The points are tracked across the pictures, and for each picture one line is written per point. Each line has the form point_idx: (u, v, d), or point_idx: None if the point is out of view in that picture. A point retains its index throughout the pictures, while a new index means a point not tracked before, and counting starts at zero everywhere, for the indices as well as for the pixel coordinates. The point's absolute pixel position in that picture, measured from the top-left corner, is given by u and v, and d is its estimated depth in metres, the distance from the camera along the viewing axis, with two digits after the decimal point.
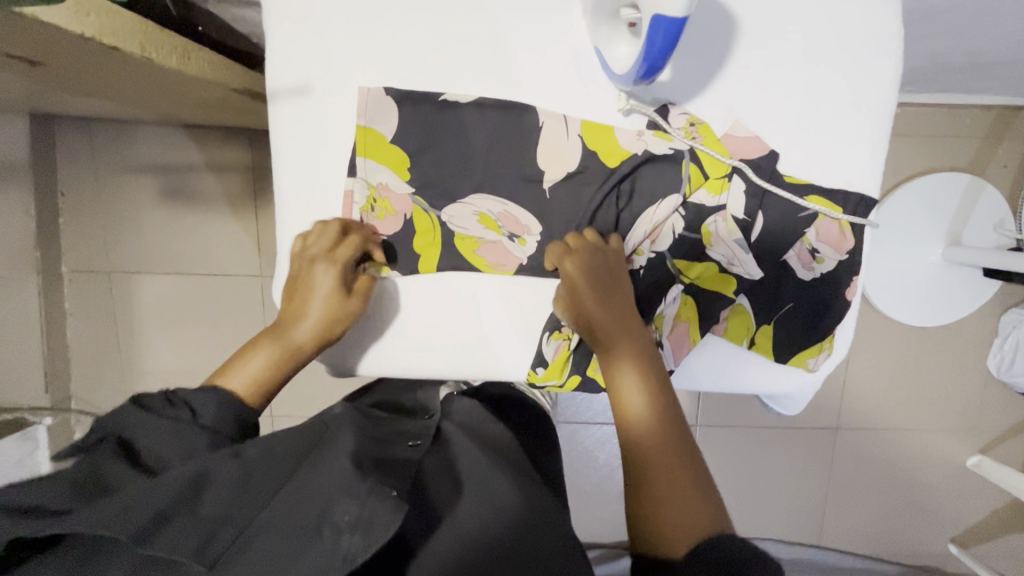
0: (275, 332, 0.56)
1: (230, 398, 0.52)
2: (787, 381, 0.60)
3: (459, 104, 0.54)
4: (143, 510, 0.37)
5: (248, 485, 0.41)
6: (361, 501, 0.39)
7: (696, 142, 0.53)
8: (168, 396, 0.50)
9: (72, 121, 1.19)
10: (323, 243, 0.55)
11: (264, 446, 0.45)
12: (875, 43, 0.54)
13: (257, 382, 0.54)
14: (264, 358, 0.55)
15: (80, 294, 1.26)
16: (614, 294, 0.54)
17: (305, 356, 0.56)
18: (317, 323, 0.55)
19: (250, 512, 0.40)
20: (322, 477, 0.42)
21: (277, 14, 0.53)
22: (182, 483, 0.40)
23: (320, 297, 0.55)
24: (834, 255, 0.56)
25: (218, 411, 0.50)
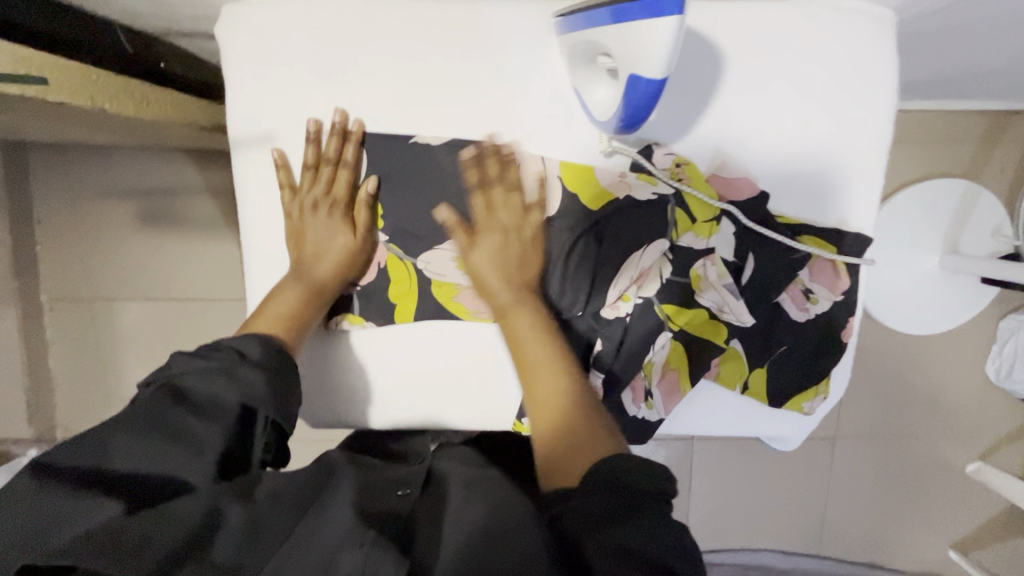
0: (297, 270, 0.53)
1: (271, 339, 0.49)
2: (782, 425, 0.58)
3: (431, 147, 0.51)
4: (157, 548, 0.35)
5: (257, 535, 0.38)
6: (367, 551, 0.36)
7: (681, 185, 0.51)
8: (214, 342, 0.47)
9: (46, 147, 1.16)
10: (326, 175, 0.52)
11: (273, 491, 0.42)
12: (870, 77, 0.51)
13: (289, 319, 0.51)
14: (291, 300, 0.52)
15: (61, 322, 1.24)
16: (522, 273, 0.52)
17: (334, 288, 0.54)
18: (340, 250, 0.53)
19: (256, 562, 0.37)
20: (328, 528, 0.39)
21: (237, 60, 0.50)
22: (192, 523, 0.37)
23: (335, 225, 0.53)
24: (829, 296, 0.55)
25: (264, 350, 0.48)
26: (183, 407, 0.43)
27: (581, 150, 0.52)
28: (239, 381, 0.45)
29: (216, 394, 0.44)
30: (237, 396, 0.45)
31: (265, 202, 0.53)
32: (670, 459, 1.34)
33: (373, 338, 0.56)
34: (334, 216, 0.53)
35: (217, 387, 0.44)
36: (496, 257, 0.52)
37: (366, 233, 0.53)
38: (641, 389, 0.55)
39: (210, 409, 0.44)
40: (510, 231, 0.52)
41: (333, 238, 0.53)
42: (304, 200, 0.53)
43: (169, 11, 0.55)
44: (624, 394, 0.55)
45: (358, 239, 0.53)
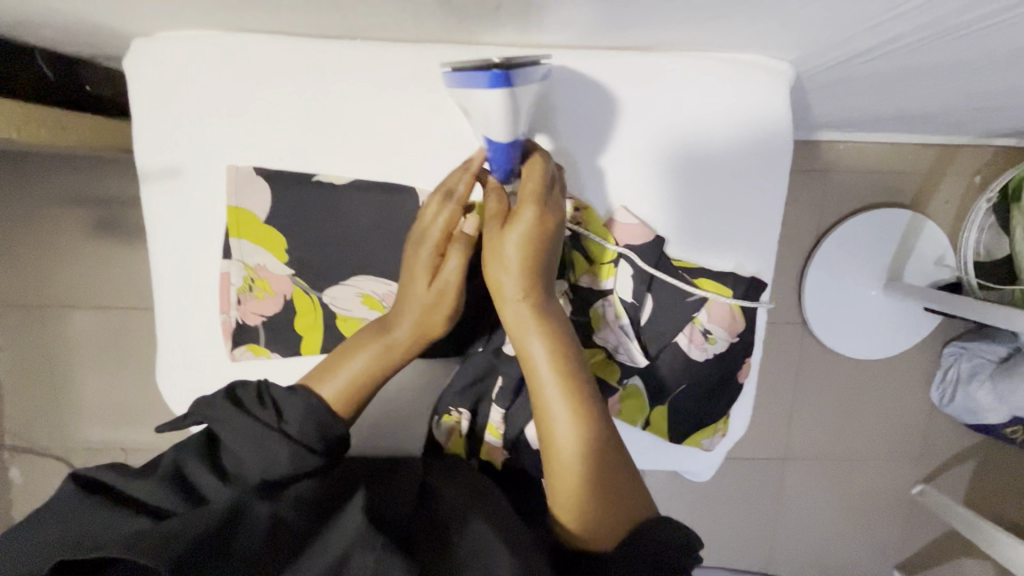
0: (381, 324, 0.51)
1: (324, 410, 0.48)
2: (683, 459, 0.60)
3: (334, 185, 0.52)
4: (183, 538, 0.35)
5: (274, 540, 0.38)
6: (377, 558, 0.37)
7: (578, 230, 0.52)
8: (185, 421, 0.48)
9: (2, 155, 1.17)
10: (437, 212, 0.49)
11: (295, 500, 0.43)
12: (765, 128, 0.53)
13: (355, 389, 0.50)
14: (362, 362, 0.50)
15: (15, 328, 1.24)
16: (539, 285, 0.49)
17: (404, 355, 0.52)
18: (419, 305, 0.50)
19: (276, 562, 0.37)
20: (341, 530, 0.39)
21: (143, 94, 0.51)
22: (216, 518, 0.38)
23: (429, 266, 0.50)
24: (726, 336, 0.56)
25: (303, 421, 0.46)
26: (208, 461, 0.44)
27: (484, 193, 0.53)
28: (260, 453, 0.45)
29: (245, 455, 0.44)
30: (262, 462, 0.44)
31: (168, 231, 0.53)
32: None
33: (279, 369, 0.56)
34: (425, 255, 0.50)
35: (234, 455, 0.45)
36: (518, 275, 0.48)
37: (451, 282, 0.50)
38: None
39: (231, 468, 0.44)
40: (536, 239, 0.48)
41: (414, 292, 0.50)
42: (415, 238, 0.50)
43: (85, 39, 0.55)
44: (527, 429, 0.56)
45: (435, 295, 0.50)
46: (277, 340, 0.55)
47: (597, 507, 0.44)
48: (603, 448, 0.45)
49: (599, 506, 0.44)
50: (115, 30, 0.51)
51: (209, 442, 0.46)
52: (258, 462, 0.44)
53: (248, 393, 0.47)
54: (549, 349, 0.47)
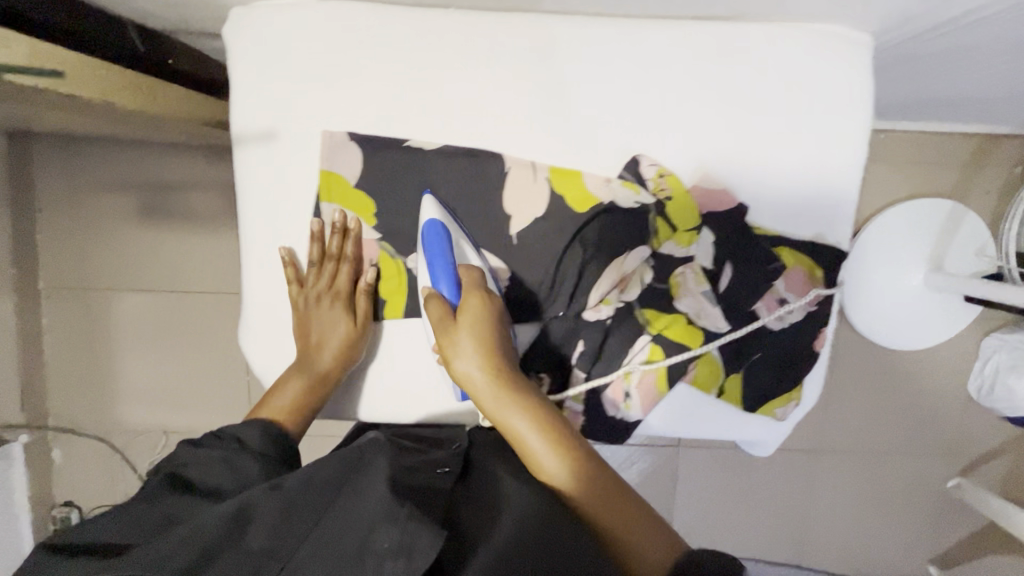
0: (301, 362, 0.57)
1: (275, 427, 0.55)
2: (757, 429, 0.60)
3: (424, 150, 0.53)
4: (189, 547, 0.37)
5: (287, 521, 0.39)
6: (401, 528, 0.37)
7: (662, 197, 0.53)
8: (216, 432, 0.53)
9: (51, 137, 1.18)
10: (318, 275, 0.57)
11: (304, 475, 0.43)
12: (849, 98, 0.54)
13: (296, 410, 0.57)
14: (297, 391, 0.57)
15: (59, 311, 1.24)
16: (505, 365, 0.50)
17: (336, 378, 0.57)
18: (335, 342, 0.57)
19: (291, 548, 0.38)
20: (364, 503, 0.39)
21: (243, 59, 0.53)
22: (224, 519, 0.39)
23: (336, 315, 0.57)
24: (804, 305, 0.56)
25: (258, 440, 0.53)
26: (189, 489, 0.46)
27: (569, 158, 0.54)
28: (240, 471, 0.49)
29: (217, 480, 0.47)
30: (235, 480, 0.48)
31: (261, 194, 0.55)
32: (655, 465, 1.35)
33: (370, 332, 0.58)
34: (331, 303, 0.57)
35: (218, 475, 0.48)
36: (481, 356, 0.50)
37: (366, 323, 0.58)
38: (621, 391, 0.57)
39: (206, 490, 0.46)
40: (482, 324, 0.51)
41: (334, 328, 0.57)
42: (309, 293, 0.57)
43: (179, 11, 0.57)
44: (604, 395, 0.57)
45: (356, 329, 0.57)
46: (366, 303, 0.58)
47: (623, 531, 0.44)
48: (599, 481, 0.46)
49: (625, 530, 0.44)
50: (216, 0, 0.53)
51: (183, 472, 0.48)
52: (229, 482, 0.47)
53: (204, 436, 0.52)
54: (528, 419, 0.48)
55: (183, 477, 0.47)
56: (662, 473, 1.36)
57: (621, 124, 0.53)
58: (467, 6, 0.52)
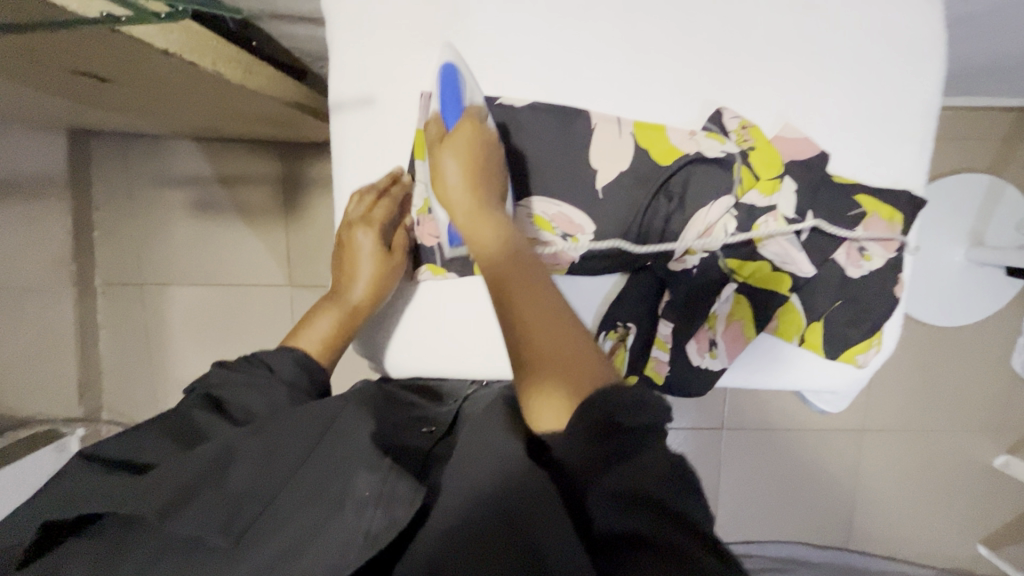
0: (337, 296, 0.62)
1: (305, 358, 0.59)
2: (836, 376, 0.62)
3: (515, 108, 0.56)
4: (172, 485, 0.39)
5: (271, 462, 0.42)
6: (381, 479, 0.39)
7: (746, 147, 0.55)
8: (249, 356, 0.58)
9: (109, 137, 1.22)
10: (361, 203, 0.59)
11: (276, 432, 0.44)
12: (922, 48, 0.56)
13: (324, 344, 0.61)
14: (328, 324, 0.61)
15: (115, 306, 1.28)
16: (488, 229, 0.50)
17: (366, 309, 0.61)
18: (368, 269, 0.59)
19: (274, 488, 0.41)
20: (346, 454, 0.42)
21: (341, 29, 0.56)
22: (207, 459, 0.41)
23: (369, 243, 0.59)
24: (883, 253, 0.58)
25: (292, 368, 0.58)
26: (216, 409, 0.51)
27: (653, 116, 0.56)
28: (266, 392, 0.54)
29: (245, 399, 0.53)
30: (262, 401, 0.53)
31: (358, 156, 0.59)
32: (699, 449, 1.35)
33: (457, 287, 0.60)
34: (367, 234, 0.59)
35: (246, 397, 0.53)
36: (461, 173, 0.51)
37: (399, 256, 0.61)
38: (706, 340, 0.60)
39: (235, 411, 0.52)
40: (472, 156, 0.51)
41: (367, 260, 0.60)
42: (351, 217, 0.60)
43: None
44: (689, 345, 0.60)
45: (390, 262, 0.60)
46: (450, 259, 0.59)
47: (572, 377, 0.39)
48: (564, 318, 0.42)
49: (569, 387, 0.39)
50: None
51: (213, 394, 0.53)
52: (254, 401, 0.53)
53: (235, 360, 0.57)
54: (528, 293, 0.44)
55: (216, 399, 0.52)
56: (706, 455, 1.36)
57: (702, 81, 0.56)
58: None
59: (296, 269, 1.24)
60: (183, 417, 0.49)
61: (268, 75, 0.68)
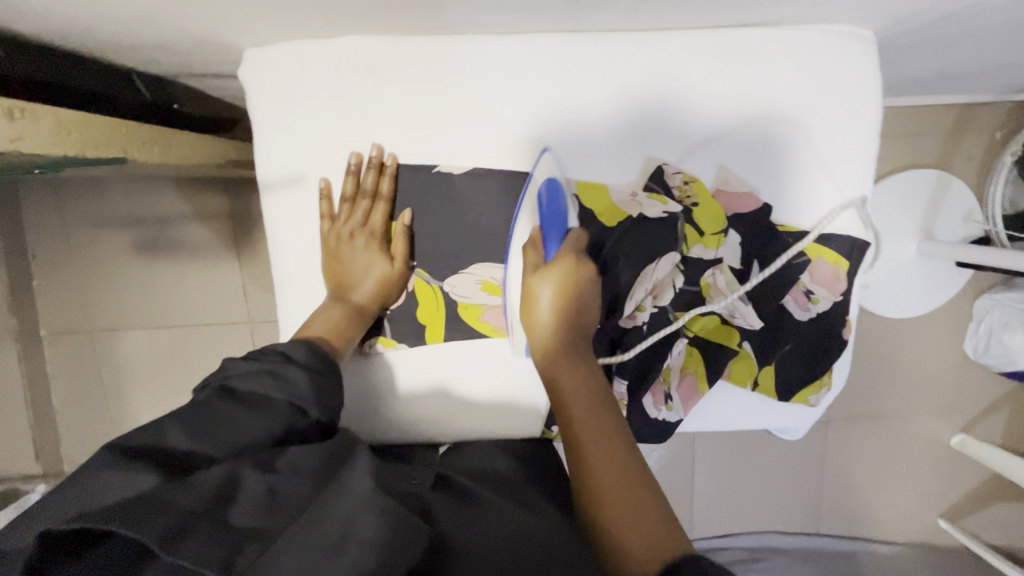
0: (336, 294, 0.57)
1: (321, 347, 0.53)
2: (791, 417, 0.63)
3: (454, 174, 0.56)
4: (174, 513, 0.35)
5: (275, 505, 0.38)
6: (382, 520, 0.37)
7: (689, 204, 0.56)
8: (263, 349, 0.51)
9: (39, 183, 1.15)
10: (370, 209, 0.57)
11: (293, 462, 0.41)
12: (852, 95, 0.57)
13: (335, 336, 0.55)
14: (335, 320, 0.56)
15: (62, 358, 1.22)
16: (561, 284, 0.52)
17: (373, 312, 0.58)
18: (377, 269, 0.57)
19: (277, 527, 0.36)
20: (344, 496, 0.39)
21: (264, 103, 0.54)
22: (213, 488, 0.37)
23: (369, 251, 0.57)
24: (829, 296, 0.59)
25: (308, 352, 0.51)
26: (234, 400, 0.46)
27: (594, 176, 0.56)
28: (284, 379, 0.48)
29: (268, 390, 0.47)
30: (285, 395, 0.47)
31: (294, 234, 0.58)
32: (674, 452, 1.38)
33: (410, 356, 0.60)
34: (370, 243, 0.57)
35: (266, 387, 0.47)
36: (555, 311, 0.51)
37: (401, 256, 0.58)
38: (661, 394, 0.59)
39: (252, 403, 0.46)
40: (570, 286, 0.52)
41: (369, 265, 0.57)
42: (340, 230, 0.57)
43: (188, 57, 0.57)
44: (645, 399, 0.59)
45: (392, 266, 0.58)
46: (402, 331, 0.60)
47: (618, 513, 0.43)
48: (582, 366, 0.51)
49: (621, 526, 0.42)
50: (227, 44, 0.53)
51: (234, 385, 0.47)
52: (279, 393, 0.47)
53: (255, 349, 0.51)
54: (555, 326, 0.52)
55: (232, 390, 0.46)
56: (680, 461, 1.33)
57: (640, 140, 0.56)
58: (479, 37, 0.54)
59: (252, 306, 1.20)
60: (198, 411, 0.44)
61: (191, 142, 0.65)
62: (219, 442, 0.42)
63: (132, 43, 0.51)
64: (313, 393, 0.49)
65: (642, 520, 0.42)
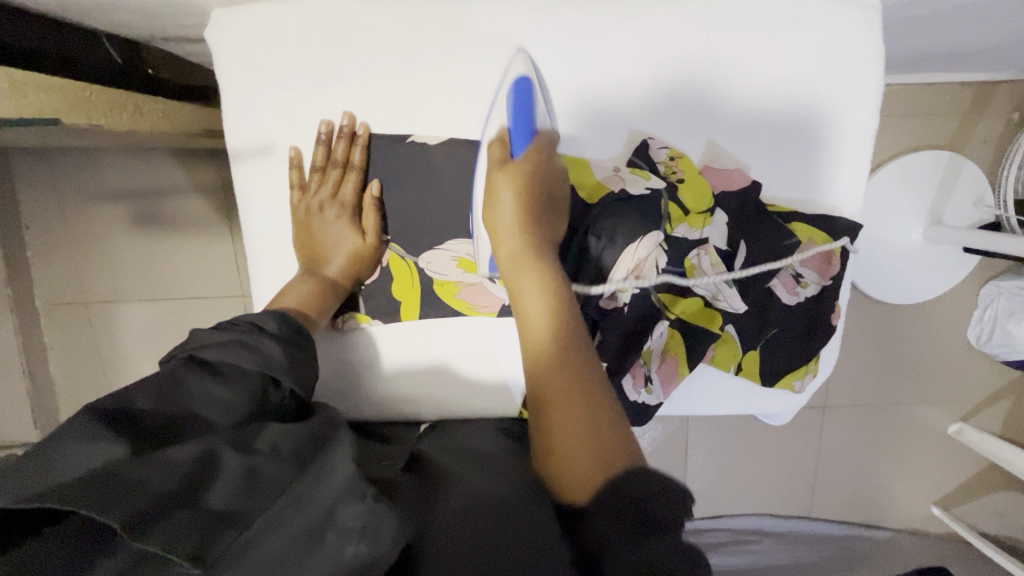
0: (306, 267, 0.56)
1: (294, 318, 0.52)
2: (775, 402, 0.62)
3: (428, 145, 0.54)
4: (146, 493, 0.33)
5: (254, 485, 0.37)
6: (367, 507, 0.37)
7: (675, 179, 0.54)
8: (233, 320, 0.50)
9: (30, 152, 1.14)
10: (342, 180, 0.55)
11: (275, 442, 0.40)
12: (854, 66, 0.54)
13: (307, 311, 0.54)
14: (307, 294, 0.55)
15: (58, 328, 1.23)
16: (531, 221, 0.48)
17: (346, 286, 0.57)
18: (350, 240, 0.56)
19: (255, 511, 0.35)
20: (327, 480, 0.38)
21: (233, 68, 0.52)
22: (188, 467, 0.36)
23: (342, 224, 0.56)
24: (817, 280, 0.58)
25: (281, 323, 0.50)
26: (207, 371, 0.44)
27: (575, 149, 0.55)
28: (259, 353, 0.47)
29: (240, 362, 0.46)
30: (259, 364, 0.46)
31: (267, 207, 0.56)
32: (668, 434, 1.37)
33: (383, 332, 0.59)
34: (342, 214, 0.56)
35: (239, 358, 0.46)
36: (513, 206, 0.48)
37: (374, 227, 0.57)
38: (641, 376, 0.57)
39: (227, 375, 0.45)
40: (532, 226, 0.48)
41: (342, 238, 0.56)
42: (311, 201, 0.56)
43: (157, 19, 0.55)
44: (624, 381, 0.57)
45: (366, 239, 0.57)
46: (377, 307, 0.59)
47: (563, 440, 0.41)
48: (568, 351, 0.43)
49: (573, 457, 0.40)
50: (193, 5, 0.51)
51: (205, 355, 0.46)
52: (252, 364, 0.46)
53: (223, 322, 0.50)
54: (540, 294, 0.45)
55: (204, 361, 0.45)
56: (673, 443, 1.32)
57: (625, 112, 0.54)
58: (456, 3, 0.51)
59: (244, 278, 1.19)
60: (170, 383, 0.43)
61: (163, 108, 0.63)
62: (193, 413, 0.42)
63: (93, 3, 0.49)
64: (287, 365, 0.48)
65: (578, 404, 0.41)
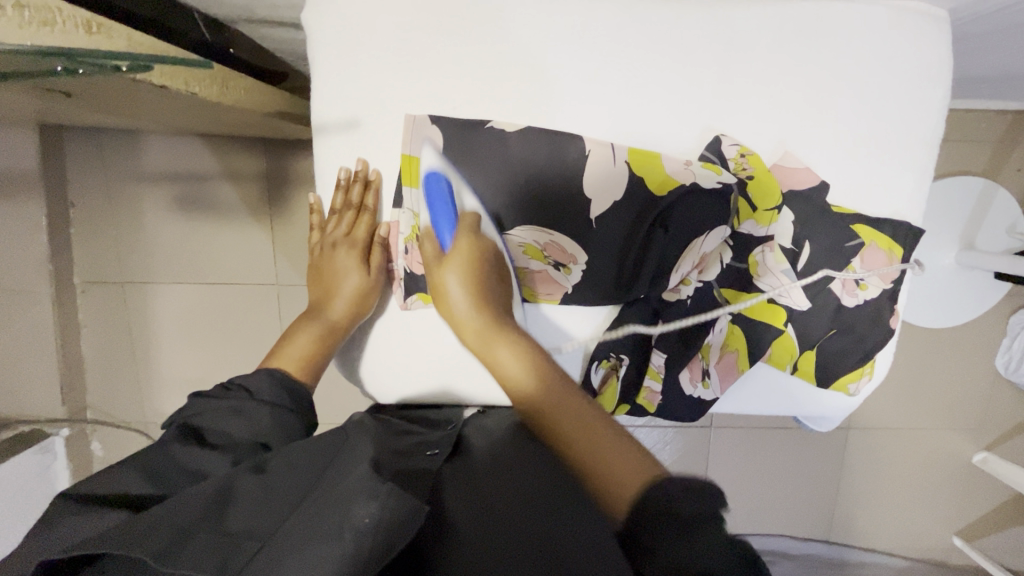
0: (316, 309, 0.61)
1: (283, 376, 0.56)
2: (827, 405, 0.62)
3: (507, 131, 0.54)
4: (169, 526, 0.35)
5: (268, 500, 0.38)
6: (383, 500, 0.36)
7: (745, 176, 0.55)
8: (226, 383, 0.53)
9: (83, 132, 1.17)
10: (355, 221, 0.61)
11: (285, 462, 0.41)
12: (923, 76, 0.55)
13: (306, 358, 0.59)
14: (308, 342, 0.59)
15: (93, 307, 1.24)
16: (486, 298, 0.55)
17: (346, 329, 0.60)
18: (353, 280, 0.60)
19: (272, 525, 0.36)
20: (343, 483, 0.38)
21: (323, 46, 0.54)
22: (205, 501, 0.37)
23: (349, 263, 0.61)
24: (879, 282, 0.58)
25: (271, 390, 0.53)
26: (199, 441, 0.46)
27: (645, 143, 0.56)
28: (250, 419, 0.49)
29: (232, 428, 0.48)
30: (250, 429, 0.48)
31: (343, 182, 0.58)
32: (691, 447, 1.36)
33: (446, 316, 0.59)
34: (352, 253, 0.62)
35: (232, 425, 0.48)
36: (467, 293, 0.55)
37: (377, 269, 0.61)
38: (698, 369, 0.60)
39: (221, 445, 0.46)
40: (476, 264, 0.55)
41: (347, 276, 0.61)
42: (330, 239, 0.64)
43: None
44: (682, 374, 0.60)
45: (368, 278, 0.60)
46: None
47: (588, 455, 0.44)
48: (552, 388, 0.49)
49: (598, 452, 0.44)
50: None
51: (194, 424, 0.47)
52: (244, 430, 0.48)
53: (212, 389, 0.51)
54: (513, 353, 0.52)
55: (196, 429, 0.47)
56: (696, 456, 1.31)
57: (697, 108, 0.55)
58: None
59: (279, 267, 1.20)
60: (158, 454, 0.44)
61: (244, 86, 0.65)
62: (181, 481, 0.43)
63: None
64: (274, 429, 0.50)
65: (578, 429, 0.46)
